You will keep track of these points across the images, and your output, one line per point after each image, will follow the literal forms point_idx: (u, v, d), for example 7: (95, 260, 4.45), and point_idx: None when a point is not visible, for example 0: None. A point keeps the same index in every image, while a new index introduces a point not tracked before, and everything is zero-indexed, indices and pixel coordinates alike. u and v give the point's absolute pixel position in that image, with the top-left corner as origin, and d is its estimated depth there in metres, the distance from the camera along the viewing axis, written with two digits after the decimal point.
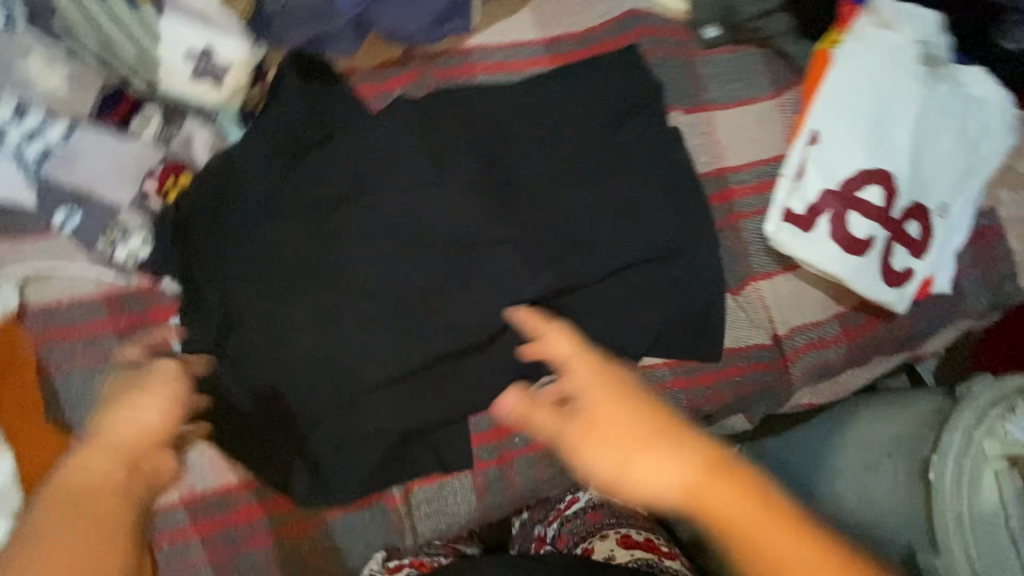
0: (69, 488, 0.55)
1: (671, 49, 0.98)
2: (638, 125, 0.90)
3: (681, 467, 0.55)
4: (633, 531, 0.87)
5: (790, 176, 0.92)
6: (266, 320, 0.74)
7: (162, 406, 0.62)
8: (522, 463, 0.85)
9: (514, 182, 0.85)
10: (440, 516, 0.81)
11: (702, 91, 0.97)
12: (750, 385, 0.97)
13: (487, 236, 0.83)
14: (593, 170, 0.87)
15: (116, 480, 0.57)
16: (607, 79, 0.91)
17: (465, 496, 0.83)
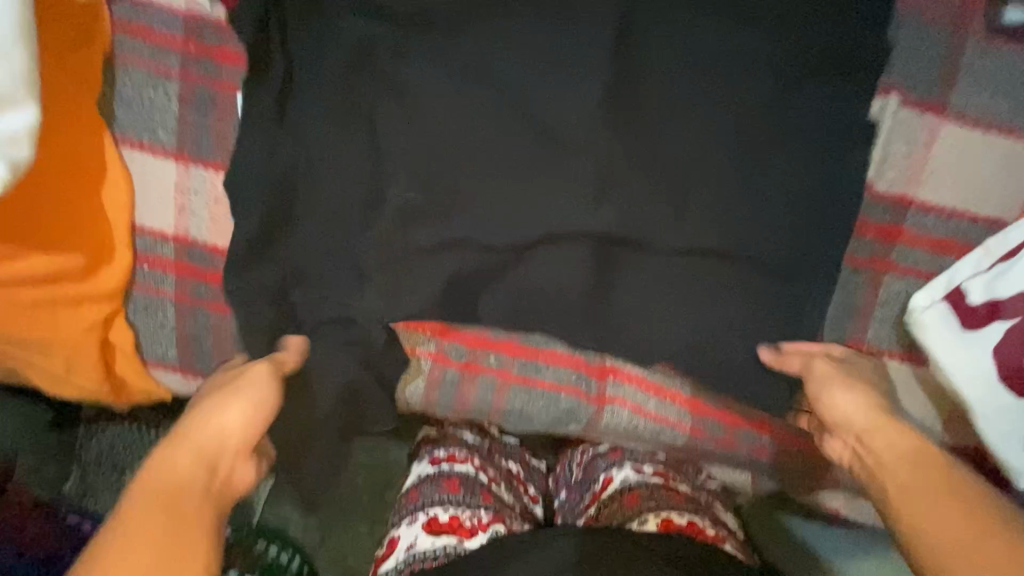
0: (182, 492, 0.57)
1: (945, 9, 0.68)
2: (826, 92, 0.67)
3: (894, 437, 0.65)
4: (674, 515, 0.73)
5: (992, 255, 0.66)
6: (311, 108, 0.67)
7: (250, 401, 0.65)
8: (486, 382, 0.78)
9: (630, 90, 0.68)
10: (384, 381, 0.78)
11: (948, 88, 0.69)
12: (770, 448, 0.82)
13: (573, 133, 0.68)
14: (738, 122, 0.67)
15: (185, 511, 0.56)
16: (825, 17, 0.66)
17: (418, 380, 0.78)
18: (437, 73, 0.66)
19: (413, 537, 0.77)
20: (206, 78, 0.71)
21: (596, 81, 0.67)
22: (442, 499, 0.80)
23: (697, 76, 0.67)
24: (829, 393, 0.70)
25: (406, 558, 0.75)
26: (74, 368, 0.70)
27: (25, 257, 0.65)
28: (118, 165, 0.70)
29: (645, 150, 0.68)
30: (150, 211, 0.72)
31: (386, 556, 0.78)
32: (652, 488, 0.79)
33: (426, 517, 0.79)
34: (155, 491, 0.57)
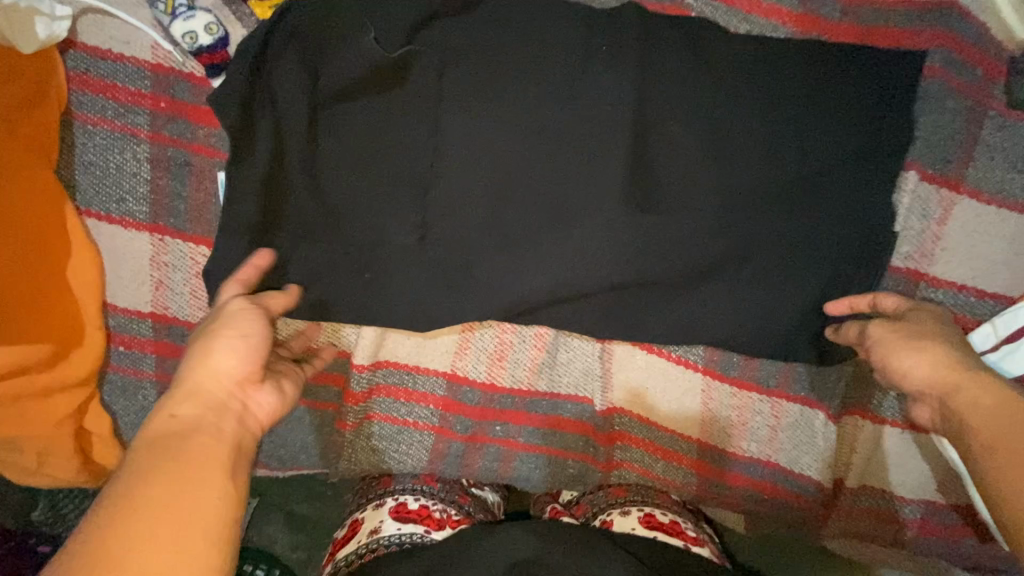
0: (173, 471, 0.41)
1: (963, 83, 0.67)
2: (838, 169, 0.66)
3: (945, 369, 0.55)
4: (658, 512, 0.75)
5: (1005, 334, 0.66)
6: (312, 180, 0.64)
7: (246, 345, 0.51)
8: (491, 452, 0.76)
9: (643, 163, 0.67)
10: (385, 456, 0.74)
11: (964, 162, 0.68)
12: (771, 504, 0.81)
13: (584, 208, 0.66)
14: (748, 198, 0.67)
15: (232, 466, 0.45)
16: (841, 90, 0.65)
17: (420, 453, 0.75)
18: (448, 146, 0.64)
19: (379, 522, 0.70)
20: (180, 140, 0.64)
21: (609, 157, 0.66)
22: (416, 488, 0.74)
23: (709, 152, 0.66)
24: (890, 356, 0.60)
25: (369, 544, 0.67)
26: (46, 461, 0.64)
27: None
28: (83, 239, 0.62)
29: (658, 223, 0.66)
30: (122, 288, 0.65)
31: (347, 539, 0.71)
32: (643, 487, 0.79)
33: (395, 503, 0.72)
34: (171, 458, 0.42)
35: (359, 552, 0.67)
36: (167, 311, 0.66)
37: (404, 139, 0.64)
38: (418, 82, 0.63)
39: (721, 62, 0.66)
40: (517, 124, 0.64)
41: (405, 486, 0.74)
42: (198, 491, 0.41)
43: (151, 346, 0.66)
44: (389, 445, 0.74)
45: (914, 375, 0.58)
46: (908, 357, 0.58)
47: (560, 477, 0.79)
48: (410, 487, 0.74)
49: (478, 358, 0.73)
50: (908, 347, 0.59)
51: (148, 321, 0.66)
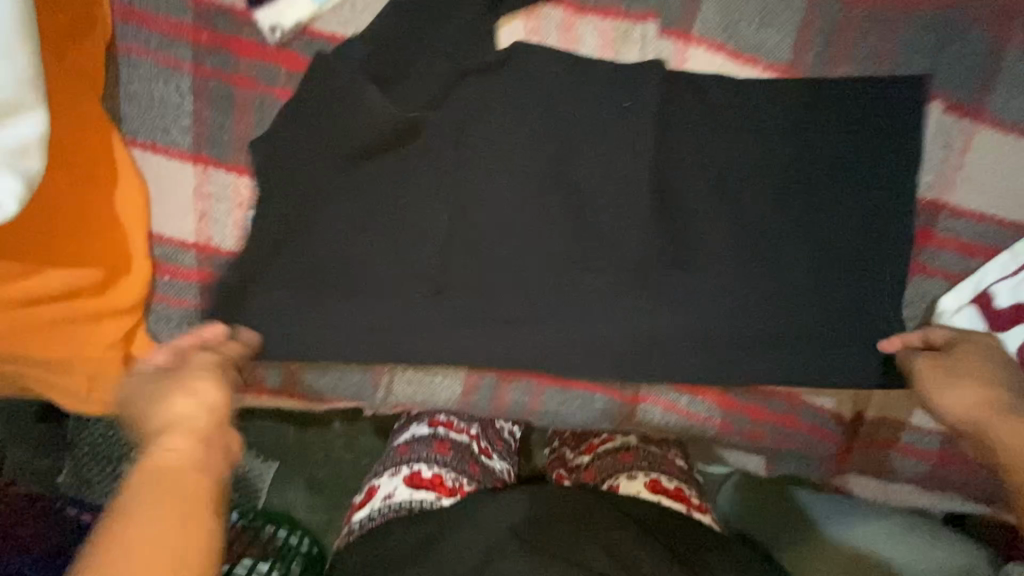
0: (128, 517, 0.43)
1: (983, 10, 0.68)
2: (851, 108, 0.70)
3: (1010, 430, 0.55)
4: (664, 478, 0.77)
5: (984, 288, 0.70)
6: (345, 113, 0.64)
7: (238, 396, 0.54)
8: (520, 385, 0.78)
9: (664, 100, 0.70)
10: (418, 386, 0.76)
11: (986, 92, 0.69)
12: (793, 438, 0.83)
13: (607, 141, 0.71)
14: (767, 132, 0.70)
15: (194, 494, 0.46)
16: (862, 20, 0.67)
17: (452, 386, 0.78)
18: (482, 82, 0.68)
19: (392, 488, 0.74)
20: (221, 73, 0.65)
21: (630, 94, 0.70)
22: (429, 457, 0.76)
23: (728, 90, 0.70)
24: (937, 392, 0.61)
25: (381, 508, 0.72)
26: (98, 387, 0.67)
27: (39, 272, 0.61)
28: (131, 168, 0.65)
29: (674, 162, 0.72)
30: (167, 219, 0.67)
31: (364, 503, 0.75)
32: (651, 453, 0.81)
33: (409, 471, 0.75)
34: (150, 484, 0.45)
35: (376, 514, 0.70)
36: (211, 242, 0.68)
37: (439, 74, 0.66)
38: (449, 19, 0.66)
39: None
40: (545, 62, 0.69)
41: (420, 455, 0.77)
42: (161, 522, 0.43)
43: (196, 276, 0.69)
44: (424, 376, 0.76)
45: (948, 399, 0.60)
46: (963, 386, 0.59)
47: (588, 412, 0.81)
48: (425, 456, 0.75)
49: None
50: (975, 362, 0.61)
51: (193, 251, 0.68)
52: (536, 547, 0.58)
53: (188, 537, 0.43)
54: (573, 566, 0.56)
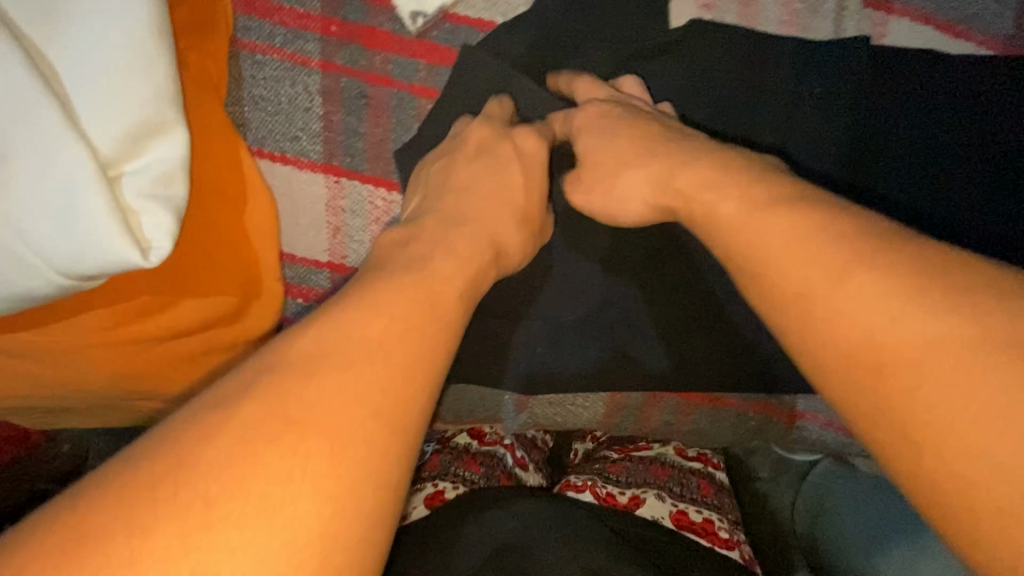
0: (334, 359, 0.33)
1: None
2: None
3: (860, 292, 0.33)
4: (692, 509, 0.71)
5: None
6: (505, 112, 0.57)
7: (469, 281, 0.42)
8: (669, 405, 0.70)
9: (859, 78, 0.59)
10: (559, 405, 0.70)
11: None
12: None
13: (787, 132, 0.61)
14: (967, 111, 0.59)
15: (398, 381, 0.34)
16: None
17: (595, 406, 0.70)
18: (654, 69, 0.58)
19: (412, 508, 0.69)
20: (356, 70, 0.57)
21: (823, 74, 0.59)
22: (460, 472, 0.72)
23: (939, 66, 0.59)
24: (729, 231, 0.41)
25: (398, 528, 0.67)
26: None
27: (176, 305, 0.55)
28: (259, 183, 0.57)
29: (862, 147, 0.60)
30: (298, 236, 0.61)
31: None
32: (683, 473, 0.76)
33: (432, 489, 0.70)
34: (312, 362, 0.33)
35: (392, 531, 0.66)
36: (346, 263, 0.61)
37: (607, 62, 0.57)
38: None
39: None
40: (727, 41, 0.58)
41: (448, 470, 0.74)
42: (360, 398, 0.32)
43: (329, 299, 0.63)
44: (567, 397, 0.69)
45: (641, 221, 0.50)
46: (782, 239, 0.37)
47: (736, 430, 0.73)
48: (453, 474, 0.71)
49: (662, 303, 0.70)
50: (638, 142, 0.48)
51: (327, 272, 0.62)
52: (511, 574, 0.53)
53: (370, 427, 0.32)
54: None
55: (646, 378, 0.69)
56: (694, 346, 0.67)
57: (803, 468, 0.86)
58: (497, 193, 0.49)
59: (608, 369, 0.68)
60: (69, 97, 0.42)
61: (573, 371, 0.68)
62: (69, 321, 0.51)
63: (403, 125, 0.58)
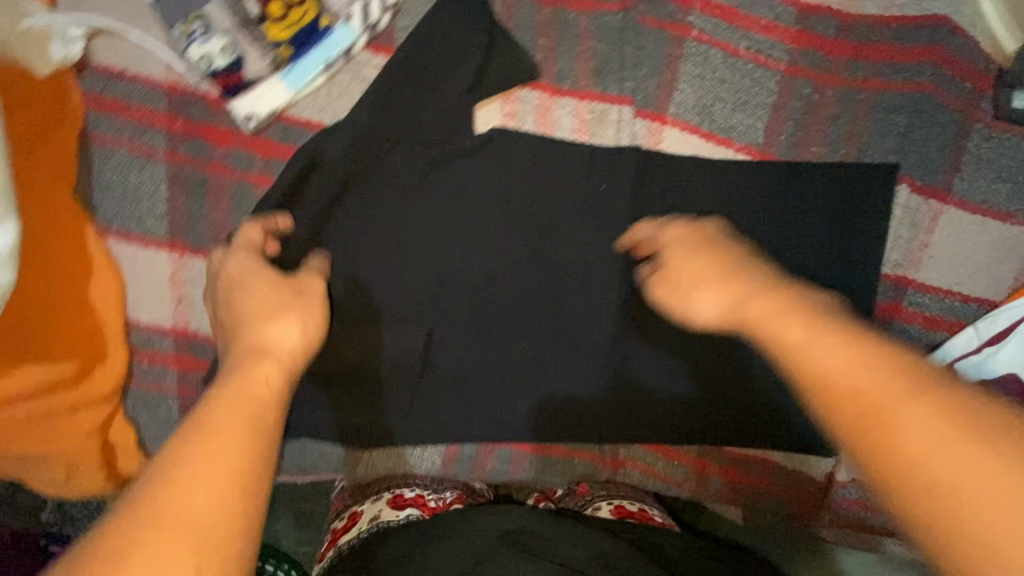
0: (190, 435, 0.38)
1: (954, 95, 0.69)
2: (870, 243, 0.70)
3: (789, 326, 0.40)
4: (626, 502, 0.76)
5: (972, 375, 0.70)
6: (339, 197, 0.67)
7: (301, 326, 0.50)
8: (502, 453, 0.79)
9: None
10: (401, 458, 0.77)
11: (953, 174, 0.71)
12: (770, 499, 0.85)
13: (583, 217, 0.72)
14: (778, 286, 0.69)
15: (260, 421, 0.40)
16: (830, 112, 0.70)
17: (434, 457, 0.78)
18: (470, 164, 0.70)
19: (378, 509, 0.70)
20: (197, 161, 0.65)
21: (609, 174, 0.71)
22: (412, 481, 0.75)
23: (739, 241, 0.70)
24: (686, 301, 0.50)
25: (370, 530, 0.67)
26: (72, 474, 0.66)
27: (14, 369, 0.61)
28: (104, 258, 0.64)
29: (675, 328, 0.75)
30: (144, 306, 0.67)
31: (347, 526, 0.69)
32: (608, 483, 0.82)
33: (393, 494, 0.72)
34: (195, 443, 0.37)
35: (366, 535, 0.66)
36: (192, 327, 0.68)
37: (426, 160, 0.69)
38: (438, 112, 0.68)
39: (719, 84, 0.70)
40: (525, 144, 0.70)
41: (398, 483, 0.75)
42: (241, 437, 0.38)
43: (174, 359, 0.68)
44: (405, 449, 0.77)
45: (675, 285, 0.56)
46: (713, 302, 0.47)
47: (566, 476, 0.82)
48: (407, 480, 0.74)
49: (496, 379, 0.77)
50: (683, 244, 0.54)
51: (172, 336, 0.68)
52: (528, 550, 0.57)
53: (233, 512, 0.35)
54: (560, 568, 0.54)
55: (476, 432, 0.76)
56: (517, 400, 0.75)
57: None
58: (285, 303, 0.52)
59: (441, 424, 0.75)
60: None
61: (407, 427, 0.74)
62: None
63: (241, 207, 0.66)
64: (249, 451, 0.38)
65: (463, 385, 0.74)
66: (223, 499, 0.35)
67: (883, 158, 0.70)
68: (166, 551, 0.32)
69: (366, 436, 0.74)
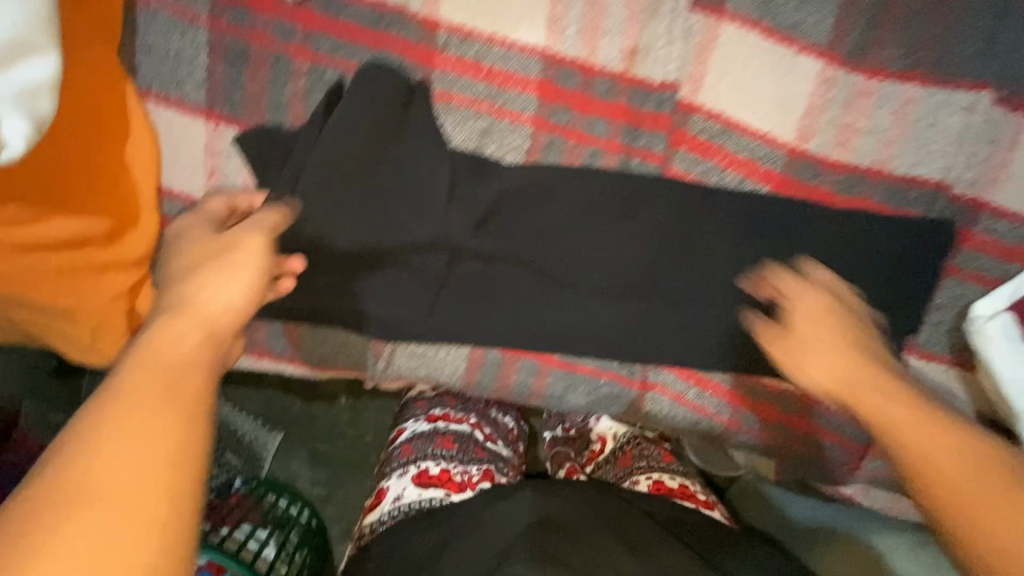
0: (145, 412, 0.38)
1: None
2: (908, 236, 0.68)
3: (893, 403, 0.52)
4: (666, 478, 0.80)
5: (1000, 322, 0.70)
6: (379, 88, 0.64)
7: (231, 281, 0.47)
8: (526, 366, 0.77)
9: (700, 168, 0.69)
10: (423, 359, 0.76)
11: None
12: (802, 442, 0.80)
13: (631, 169, 0.68)
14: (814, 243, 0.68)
15: (181, 386, 0.40)
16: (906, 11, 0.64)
17: (457, 362, 0.76)
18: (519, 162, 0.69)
19: (401, 489, 0.76)
20: (237, 27, 0.64)
21: (658, 71, 0.67)
22: (435, 453, 0.79)
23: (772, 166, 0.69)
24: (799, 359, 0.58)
25: (389, 512, 0.73)
26: (99, 339, 0.67)
27: (47, 218, 0.61)
28: (142, 120, 0.64)
29: (722, 248, 0.68)
30: (182, 174, 0.67)
31: (374, 505, 0.76)
32: (644, 443, 0.87)
33: (416, 470, 0.78)
34: (144, 351, 0.41)
35: (385, 517, 0.72)
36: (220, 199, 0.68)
37: (469, 49, 0.66)
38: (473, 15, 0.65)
39: None
40: (572, 32, 0.66)
41: (424, 452, 0.80)
42: (162, 415, 0.38)
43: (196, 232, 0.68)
44: (424, 347, 0.75)
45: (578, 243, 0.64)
46: (866, 378, 0.54)
47: (587, 397, 0.78)
48: (431, 453, 0.79)
49: (525, 287, 0.71)
50: (812, 315, 0.60)
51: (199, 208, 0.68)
52: (546, 555, 0.51)
53: (161, 464, 0.36)
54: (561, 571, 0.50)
55: (501, 338, 0.73)
56: (546, 307, 0.72)
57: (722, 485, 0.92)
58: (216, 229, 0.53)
59: (466, 327, 0.73)
60: None
61: (432, 328, 0.72)
62: None
63: (275, 78, 0.65)
64: (181, 411, 0.39)
65: (493, 288, 0.71)
66: (137, 449, 0.36)
67: (960, 64, 0.65)
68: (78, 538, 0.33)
69: (392, 332, 0.72)
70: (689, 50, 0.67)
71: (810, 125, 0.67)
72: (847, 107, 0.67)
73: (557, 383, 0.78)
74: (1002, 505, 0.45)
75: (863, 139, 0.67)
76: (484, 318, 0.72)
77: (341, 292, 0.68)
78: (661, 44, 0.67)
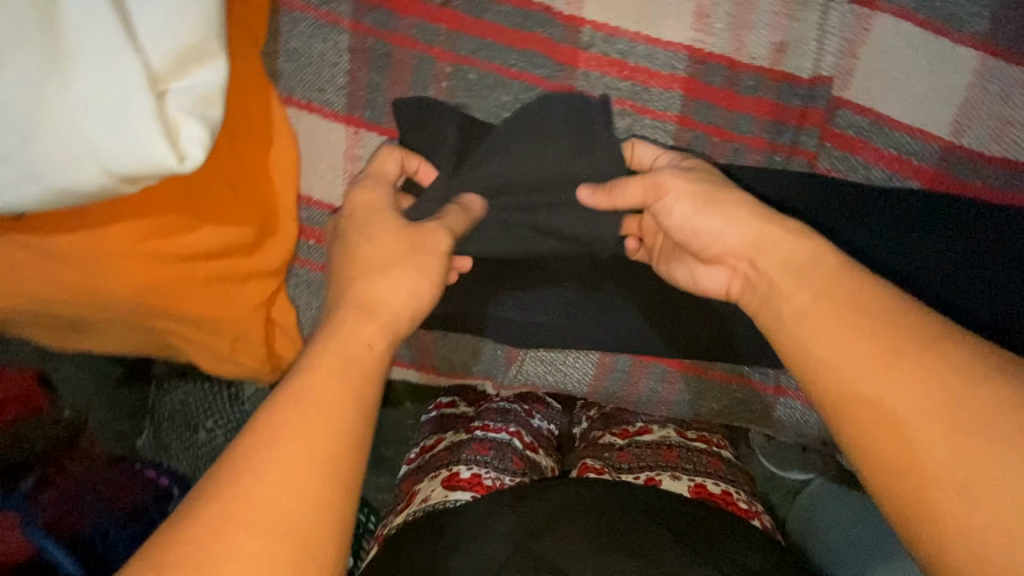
0: (318, 404, 0.42)
1: None
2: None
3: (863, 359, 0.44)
4: (710, 483, 0.71)
5: None
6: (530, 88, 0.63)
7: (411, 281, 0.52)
8: (656, 371, 0.74)
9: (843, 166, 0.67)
10: (553, 366, 0.74)
11: None
12: None
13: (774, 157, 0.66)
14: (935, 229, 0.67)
15: (354, 388, 0.44)
16: None
17: (585, 368, 0.75)
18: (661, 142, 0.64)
19: (429, 491, 0.70)
20: (380, 31, 0.63)
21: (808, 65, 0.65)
22: (470, 457, 0.73)
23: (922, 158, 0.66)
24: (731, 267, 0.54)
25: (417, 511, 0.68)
26: (237, 347, 0.67)
27: (196, 229, 0.58)
28: (285, 124, 0.63)
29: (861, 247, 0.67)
30: (318, 178, 0.67)
31: (402, 509, 0.72)
32: (693, 451, 0.76)
33: (448, 473, 0.72)
34: (333, 346, 0.46)
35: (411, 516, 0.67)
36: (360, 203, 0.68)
37: (614, 46, 0.64)
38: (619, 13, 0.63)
39: None
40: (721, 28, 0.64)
41: (460, 457, 0.74)
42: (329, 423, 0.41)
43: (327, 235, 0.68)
44: (553, 354, 0.73)
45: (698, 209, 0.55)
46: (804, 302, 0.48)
47: (717, 405, 0.77)
48: (466, 457, 0.73)
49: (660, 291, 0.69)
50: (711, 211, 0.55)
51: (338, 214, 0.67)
52: (535, 560, 0.56)
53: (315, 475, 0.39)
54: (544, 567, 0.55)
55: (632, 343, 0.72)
56: (680, 311, 0.70)
57: (794, 487, 0.99)
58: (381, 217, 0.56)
59: (597, 332, 0.71)
60: (128, 13, 0.47)
61: (562, 333, 0.71)
62: (97, 231, 0.54)
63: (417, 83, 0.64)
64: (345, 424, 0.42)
65: (627, 292, 0.69)
66: (299, 454, 0.39)
67: None
68: (230, 535, 0.35)
69: (520, 337, 0.71)
70: (841, 42, 0.64)
71: (964, 117, 0.65)
72: (1006, 101, 0.64)
73: (685, 388, 0.76)
74: (987, 473, 0.37)
75: (1020, 134, 0.65)
76: (616, 322, 0.71)
77: (481, 297, 0.69)
78: (811, 38, 0.64)
